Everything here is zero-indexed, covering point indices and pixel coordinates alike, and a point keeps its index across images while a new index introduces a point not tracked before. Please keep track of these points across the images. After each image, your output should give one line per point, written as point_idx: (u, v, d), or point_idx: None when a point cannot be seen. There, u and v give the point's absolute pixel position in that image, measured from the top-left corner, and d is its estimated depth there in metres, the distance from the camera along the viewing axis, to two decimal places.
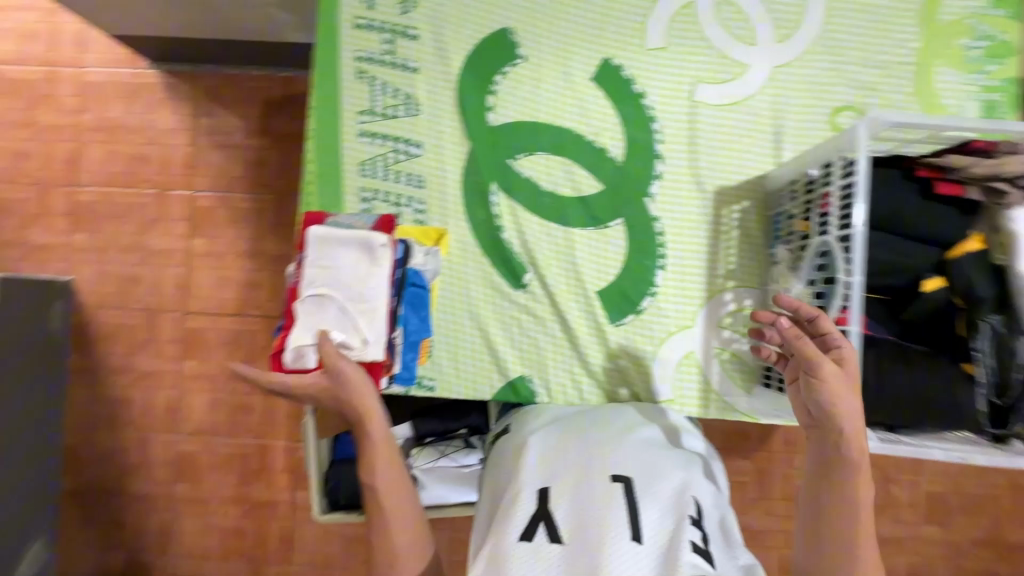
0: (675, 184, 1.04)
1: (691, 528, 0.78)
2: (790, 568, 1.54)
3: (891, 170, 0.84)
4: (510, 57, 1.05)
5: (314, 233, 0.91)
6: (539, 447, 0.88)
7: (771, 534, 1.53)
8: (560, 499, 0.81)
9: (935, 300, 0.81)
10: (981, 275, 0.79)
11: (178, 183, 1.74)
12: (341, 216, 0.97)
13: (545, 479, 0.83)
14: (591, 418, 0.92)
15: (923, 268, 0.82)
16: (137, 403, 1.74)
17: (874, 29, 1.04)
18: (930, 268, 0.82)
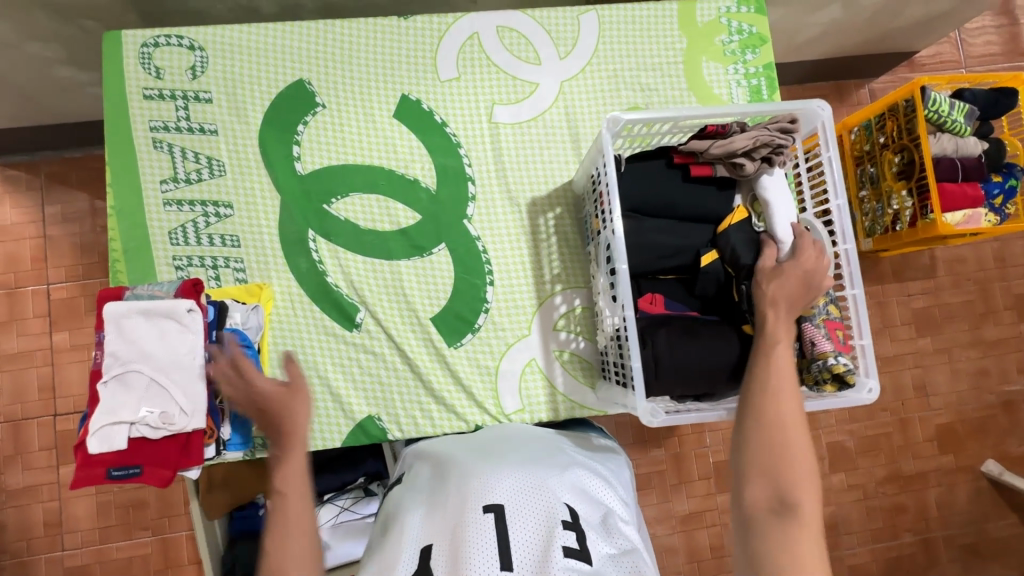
0: (489, 202, 1.08)
1: (563, 532, 0.73)
2: (721, 545, 1.56)
3: (655, 161, 0.91)
4: (310, 106, 1.07)
5: (110, 311, 0.85)
6: (420, 506, 0.82)
7: (696, 515, 1.56)
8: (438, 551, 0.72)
9: (713, 273, 0.89)
10: (747, 242, 0.87)
11: (27, 279, 1.62)
12: (141, 287, 0.91)
13: (426, 536, 0.75)
14: (472, 455, 0.88)
15: (698, 245, 0.91)
16: (11, 525, 1.58)
17: (643, 37, 1.14)
18: (704, 244, 0.91)
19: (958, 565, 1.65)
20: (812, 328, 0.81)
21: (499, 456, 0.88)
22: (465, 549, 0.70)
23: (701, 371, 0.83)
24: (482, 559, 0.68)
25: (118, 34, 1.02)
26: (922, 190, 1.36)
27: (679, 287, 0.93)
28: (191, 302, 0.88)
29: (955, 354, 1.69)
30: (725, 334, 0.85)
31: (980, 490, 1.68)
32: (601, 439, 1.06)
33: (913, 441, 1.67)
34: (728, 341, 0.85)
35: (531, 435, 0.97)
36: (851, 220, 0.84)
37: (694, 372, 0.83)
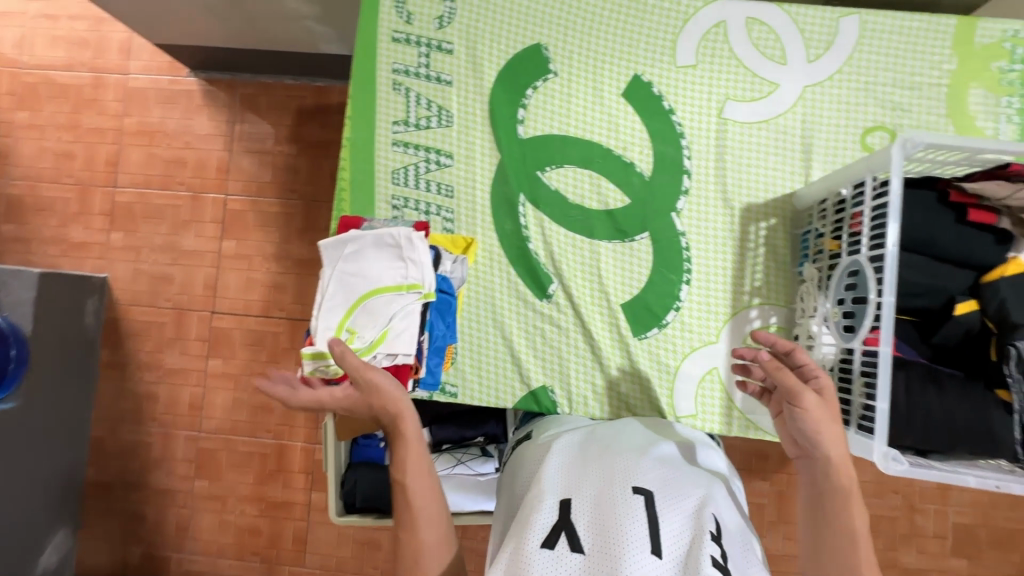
0: (701, 200, 1.05)
1: (711, 543, 0.72)
2: None
3: (926, 193, 0.83)
4: (542, 72, 1.07)
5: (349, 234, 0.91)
6: (559, 460, 0.86)
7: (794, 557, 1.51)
8: (579, 509, 0.76)
9: (967, 325, 0.81)
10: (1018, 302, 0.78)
11: (212, 187, 1.79)
12: (374, 221, 0.99)
13: (566, 491, 0.79)
14: (609, 435, 0.91)
15: (957, 291, 0.82)
16: (163, 398, 1.78)
17: (905, 51, 1.04)
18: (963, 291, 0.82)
19: None
20: None
21: (643, 446, 0.89)
22: (614, 522, 0.73)
23: (940, 425, 0.76)
24: (632, 534, 0.71)
25: None
26: None
27: (911, 330, 0.86)
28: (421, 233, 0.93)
29: None
30: (978, 393, 0.77)
31: None
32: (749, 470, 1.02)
33: None
34: (975, 399, 0.77)
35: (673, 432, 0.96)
36: None
37: (933, 424, 0.76)
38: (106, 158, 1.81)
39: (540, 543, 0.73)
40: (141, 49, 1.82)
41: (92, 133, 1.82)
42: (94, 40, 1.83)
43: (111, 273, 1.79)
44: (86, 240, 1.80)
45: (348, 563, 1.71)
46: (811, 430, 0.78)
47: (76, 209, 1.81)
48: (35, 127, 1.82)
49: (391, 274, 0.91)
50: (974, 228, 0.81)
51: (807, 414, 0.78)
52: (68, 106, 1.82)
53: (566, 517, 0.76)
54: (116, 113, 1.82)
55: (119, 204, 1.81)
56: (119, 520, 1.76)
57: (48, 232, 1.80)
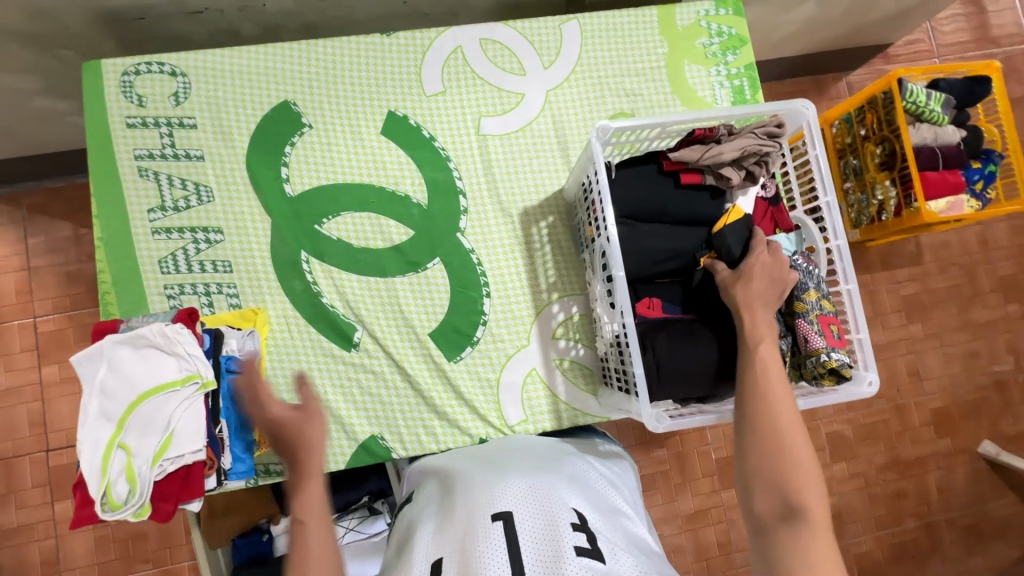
0: (481, 214, 1.08)
1: (573, 534, 0.72)
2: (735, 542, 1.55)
3: (647, 166, 0.91)
4: (297, 127, 1.06)
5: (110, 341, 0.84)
6: (428, 520, 0.80)
7: (710, 512, 1.54)
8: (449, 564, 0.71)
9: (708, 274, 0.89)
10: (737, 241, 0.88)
11: (15, 312, 1.55)
12: (136, 319, 0.91)
13: (436, 550, 0.73)
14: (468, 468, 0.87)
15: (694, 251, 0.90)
16: (5, 568, 1.49)
17: (625, 43, 1.15)
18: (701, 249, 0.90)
19: (961, 547, 1.66)
20: (807, 324, 0.82)
21: (504, 464, 0.87)
22: (476, 561, 0.68)
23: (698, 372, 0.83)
24: (494, 566, 0.67)
25: (97, 65, 1.00)
26: (905, 180, 1.33)
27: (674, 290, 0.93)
28: (180, 325, 0.87)
29: (945, 339, 1.70)
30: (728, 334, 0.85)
31: (978, 473, 1.68)
32: (607, 445, 1.05)
33: (909, 426, 1.67)
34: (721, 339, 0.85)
35: (533, 443, 0.96)
36: (840, 217, 0.86)
37: (692, 372, 0.83)
38: None
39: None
40: None
41: None
42: None
43: None
44: None
45: None
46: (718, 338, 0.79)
47: None
48: None
49: (165, 372, 0.84)
50: (689, 190, 0.90)
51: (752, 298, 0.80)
52: None
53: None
54: None
55: None
56: None
57: None
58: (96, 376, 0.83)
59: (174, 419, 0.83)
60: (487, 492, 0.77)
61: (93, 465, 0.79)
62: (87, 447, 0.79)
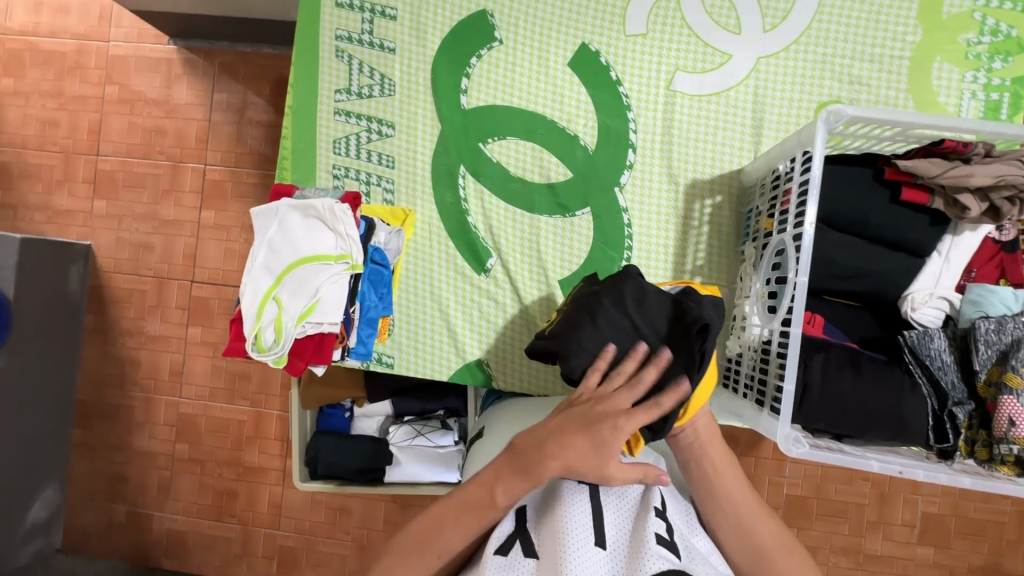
0: (646, 174, 1.02)
1: (655, 517, 0.68)
2: None
3: (862, 169, 0.79)
4: (487, 40, 1.04)
5: (283, 204, 0.91)
6: None
7: None
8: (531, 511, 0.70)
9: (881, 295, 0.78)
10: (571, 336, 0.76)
11: (192, 156, 1.74)
12: (307, 190, 0.99)
13: (517, 494, 0.72)
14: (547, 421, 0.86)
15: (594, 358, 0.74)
16: (144, 365, 1.77)
17: (867, 21, 0.98)
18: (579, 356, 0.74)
19: None
20: (1017, 403, 0.68)
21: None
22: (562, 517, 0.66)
23: (846, 409, 0.74)
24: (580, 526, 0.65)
25: None
26: None
27: (841, 311, 0.84)
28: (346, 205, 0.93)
29: None
30: (904, 383, 0.75)
31: None
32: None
33: None
34: (891, 382, 0.75)
35: None
36: None
37: (846, 407, 0.74)
38: (88, 125, 1.78)
39: (494, 549, 0.66)
40: (121, 15, 1.76)
41: (74, 100, 1.78)
42: (75, 4, 1.77)
43: (94, 240, 1.77)
44: (70, 207, 1.78)
45: (319, 528, 1.69)
46: None
47: (60, 176, 1.79)
48: (20, 94, 1.79)
49: (323, 244, 0.90)
50: (907, 208, 0.78)
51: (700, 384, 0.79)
52: (50, 72, 1.78)
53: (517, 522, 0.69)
54: (98, 81, 1.77)
55: (102, 172, 1.78)
56: (104, 478, 1.78)
57: (34, 199, 1.79)
58: (264, 229, 0.91)
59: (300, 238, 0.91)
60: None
61: (252, 308, 0.87)
62: (249, 291, 0.88)
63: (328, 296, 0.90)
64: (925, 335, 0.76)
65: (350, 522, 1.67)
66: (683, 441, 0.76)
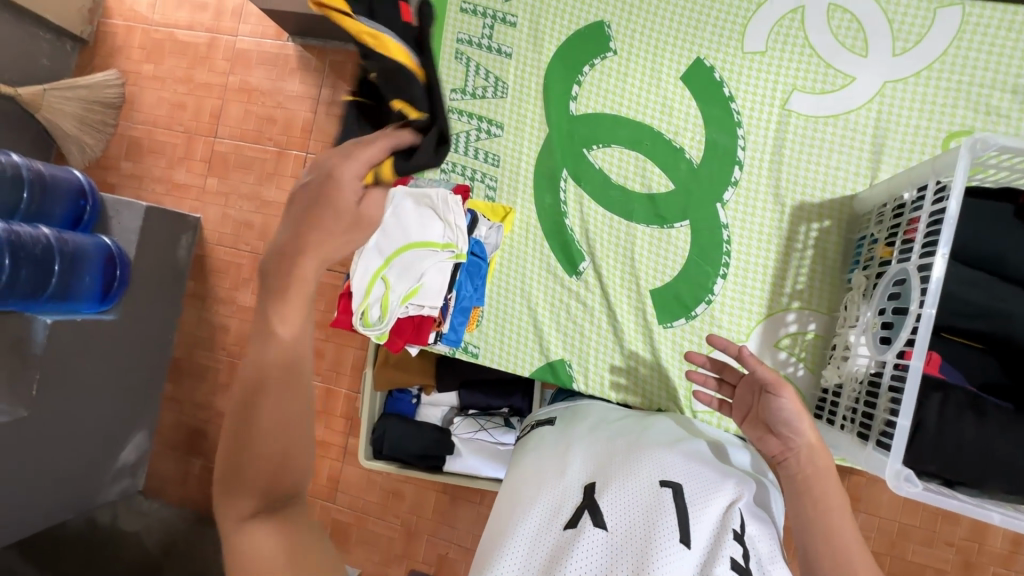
0: (751, 191, 1.01)
1: (734, 543, 0.67)
2: None
3: (1002, 204, 0.76)
4: (602, 50, 1.07)
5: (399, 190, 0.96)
6: (586, 446, 0.83)
7: None
8: (607, 497, 0.72)
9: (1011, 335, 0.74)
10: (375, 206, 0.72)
11: (296, 144, 1.88)
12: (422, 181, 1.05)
13: (594, 476, 0.76)
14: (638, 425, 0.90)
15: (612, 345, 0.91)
16: (232, 332, 1.90)
17: (1010, 50, 0.93)
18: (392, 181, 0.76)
19: None
20: None
21: (675, 440, 0.84)
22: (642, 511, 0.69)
23: (963, 455, 0.70)
24: (658, 521, 0.67)
25: None
26: None
27: (966, 353, 0.79)
28: (457, 196, 0.98)
29: None
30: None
31: None
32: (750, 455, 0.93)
33: None
34: (1018, 432, 0.70)
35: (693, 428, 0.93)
36: None
37: (964, 452, 0.70)
38: (211, 110, 1.96)
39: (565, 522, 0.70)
40: (250, 14, 1.94)
41: (202, 86, 1.97)
42: (213, 2, 1.97)
43: (204, 214, 1.94)
44: (187, 182, 1.97)
45: (372, 508, 1.74)
46: (785, 419, 0.77)
47: (182, 153, 1.98)
48: (156, 78, 2.00)
49: (431, 231, 0.95)
50: None
51: (790, 403, 0.77)
52: (184, 61, 1.98)
53: (588, 497, 0.72)
54: (223, 71, 1.95)
55: (217, 153, 1.95)
56: (190, 438, 1.87)
57: (158, 172, 1.99)
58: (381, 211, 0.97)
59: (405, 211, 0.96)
60: (661, 458, 0.77)
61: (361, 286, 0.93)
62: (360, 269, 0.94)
63: (430, 280, 0.95)
64: None
65: (402, 506, 1.71)
66: (792, 471, 0.77)
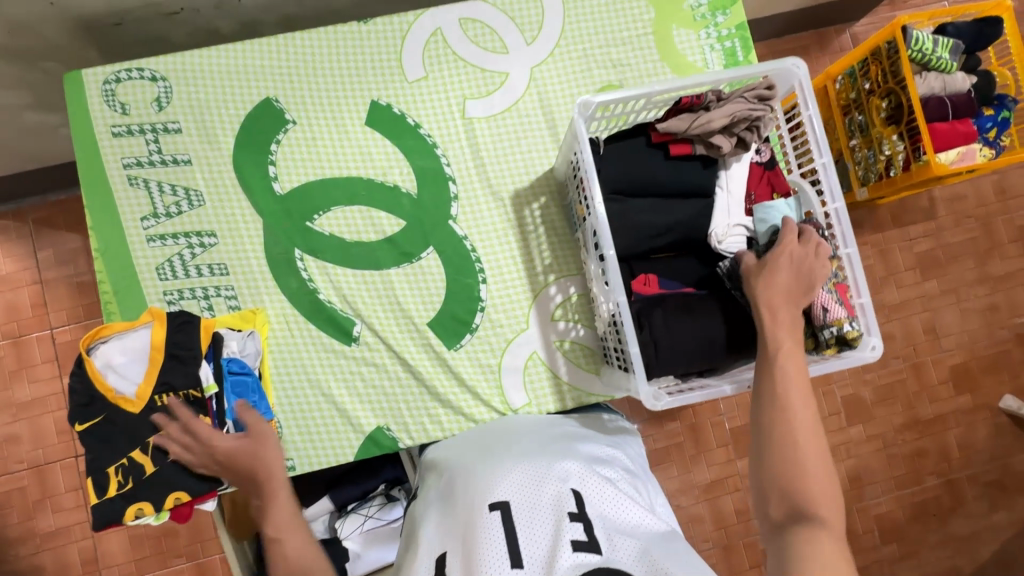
0: (472, 199, 1.07)
1: (571, 525, 0.72)
2: None
3: (635, 139, 0.89)
4: (281, 124, 1.06)
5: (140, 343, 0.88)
6: (433, 512, 0.83)
7: (728, 478, 1.50)
8: (453, 559, 0.73)
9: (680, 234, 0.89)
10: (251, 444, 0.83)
11: (33, 325, 1.52)
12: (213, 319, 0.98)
13: (441, 544, 0.76)
14: (476, 448, 0.91)
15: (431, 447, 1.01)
16: (50, 568, 1.50)
17: (610, 12, 1.11)
18: (106, 458, 0.83)
19: (983, 502, 1.58)
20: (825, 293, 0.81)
21: (504, 451, 0.88)
22: (479, 552, 0.71)
23: (690, 350, 0.82)
24: (493, 556, 0.69)
25: (78, 74, 1.00)
26: (913, 132, 1.22)
27: (674, 264, 0.93)
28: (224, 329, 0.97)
29: (963, 293, 1.59)
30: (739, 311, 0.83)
31: (1000, 427, 1.59)
32: (613, 418, 1.06)
33: (928, 385, 1.58)
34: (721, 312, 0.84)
35: (529, 424, 0.98)
36: (836, 178, 0.86)
37: (692, 347, 0.82)
38: None
39: None
40: None
41: None
42: None
43: None
44: None
45: None
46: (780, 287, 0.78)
47: None
48: None
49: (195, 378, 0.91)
50: (679, 161, 0.88)
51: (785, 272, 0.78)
52: None
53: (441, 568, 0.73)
54: None
55: None
56: None
57: None
58: (122, 369, 0.86)
59: (117, 363, 0.86)
60: (485, 483, 0.79)
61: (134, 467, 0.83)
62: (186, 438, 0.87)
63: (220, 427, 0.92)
64: (736, 261, 0.86)
65: None
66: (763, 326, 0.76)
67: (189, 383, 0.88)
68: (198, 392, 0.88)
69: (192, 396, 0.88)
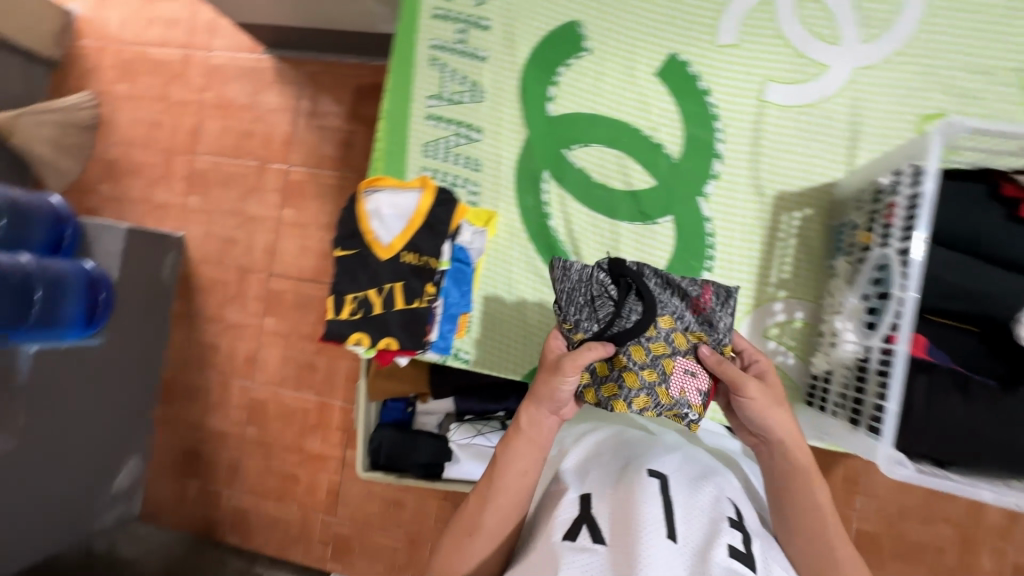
0: (732, 183, 1.01)
1: (729, 531, 0.69)
2: None
3: (974, 186, 0.77)
4: (577, 50, 1.07)
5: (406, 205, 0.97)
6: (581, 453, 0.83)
7: None
8: (601, 501, 0.72)
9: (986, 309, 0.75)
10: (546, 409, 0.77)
11: (278, 157, 1.78)
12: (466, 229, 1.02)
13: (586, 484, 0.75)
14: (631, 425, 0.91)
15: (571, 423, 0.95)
16: (222, 351, 1.80)
17: (980, 31, 0.93)
18: (345, 286, 0.95)
19: None
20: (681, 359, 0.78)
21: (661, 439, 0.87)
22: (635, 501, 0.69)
23: (948, 432, 0.71)
24: (653, 513, 0.67)
25: None
26: None
27: (954, 335, 0.79)
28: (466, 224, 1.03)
29: None
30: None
31: None
32: None
33: None
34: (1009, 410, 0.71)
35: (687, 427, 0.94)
36: None
37: (951, 430, 0.71)
38: (189, 125, 1.86)
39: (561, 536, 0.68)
40: (224, 27, 1.84)
41: (178, 103, 1.87)
42: (185, 18, 1.86)
43: (187, 232, 1.83)
44: (168, 202, 1.86)
45: (372, 521, 1.65)
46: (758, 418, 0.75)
47: (162, 173, 1.87)
48: (133, 98, 1.90)
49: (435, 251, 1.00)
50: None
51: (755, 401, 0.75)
52: (159, 78, 1.88)
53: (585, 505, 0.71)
54: (199, 87, 1.85)
55: (198, 171, 1.84)
56: (177, 457, 1.80)
57: (137, 194, 1.89)
58: (386, 219, 0.97)
59: (383, 212, 0.97)
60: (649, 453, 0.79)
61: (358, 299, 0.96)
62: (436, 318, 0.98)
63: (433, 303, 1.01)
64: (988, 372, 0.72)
65: (403, 517, 1.62)
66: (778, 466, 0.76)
67: (431, 252, 0.96)
68: (435, 264, 0.96)
69: (429, 265, 0.95)
